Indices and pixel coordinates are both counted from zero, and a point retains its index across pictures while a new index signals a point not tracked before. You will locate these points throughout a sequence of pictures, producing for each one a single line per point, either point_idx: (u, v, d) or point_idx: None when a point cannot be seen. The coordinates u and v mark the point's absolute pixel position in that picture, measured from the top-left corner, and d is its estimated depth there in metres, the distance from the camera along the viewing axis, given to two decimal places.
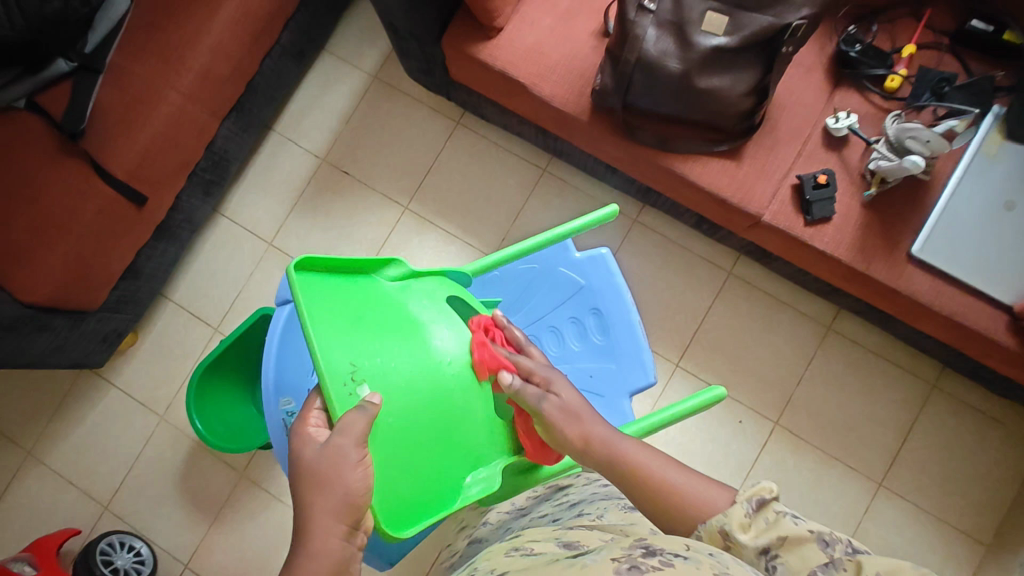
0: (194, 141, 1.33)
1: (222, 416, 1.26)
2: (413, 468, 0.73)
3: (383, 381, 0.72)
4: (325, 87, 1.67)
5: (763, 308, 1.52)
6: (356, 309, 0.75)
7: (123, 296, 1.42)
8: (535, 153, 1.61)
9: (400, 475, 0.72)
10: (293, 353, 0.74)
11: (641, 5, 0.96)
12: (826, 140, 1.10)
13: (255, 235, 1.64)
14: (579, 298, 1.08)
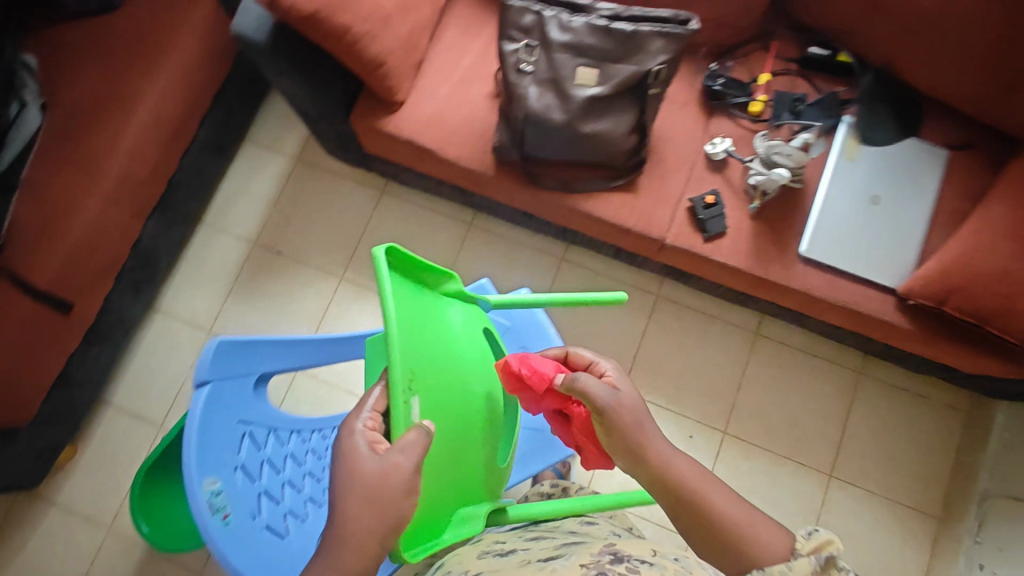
0: (118, 242, 1.35)
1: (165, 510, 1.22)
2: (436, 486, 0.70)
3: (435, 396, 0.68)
4: (250, 174, 1.73)
5: (694, 324, 1.59)
6: (424, 322, 0.70)
7: (56, 408, 1.38)
8: (460, 209, 1.69)
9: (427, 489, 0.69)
10: (214, 435, 0.74)
11: (520, 68, 1.07)
12: (709, 164, 1.21)
13: (192, 326, 1.63)
14: (506, 339, 1.13)
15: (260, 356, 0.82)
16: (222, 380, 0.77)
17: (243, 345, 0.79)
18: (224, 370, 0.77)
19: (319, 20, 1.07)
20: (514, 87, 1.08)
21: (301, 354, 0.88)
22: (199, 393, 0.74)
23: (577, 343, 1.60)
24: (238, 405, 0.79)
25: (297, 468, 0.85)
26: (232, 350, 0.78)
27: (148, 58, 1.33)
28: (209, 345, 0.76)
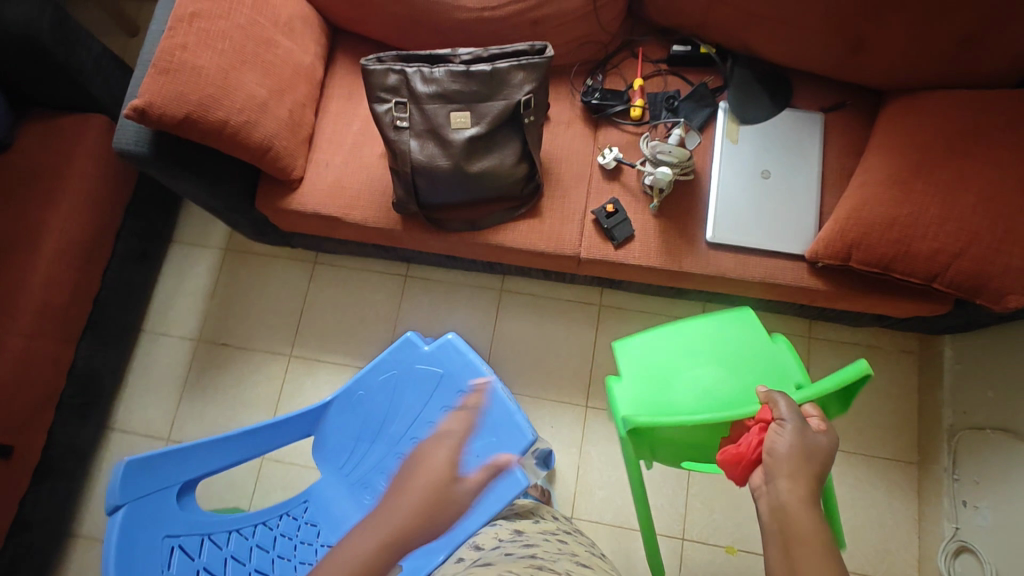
0: (52, 373, 1.35)
1: None
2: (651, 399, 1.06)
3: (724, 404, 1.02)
4: (182, 274, 1.73)
5: (642, 325, 1.61)
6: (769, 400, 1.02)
7: (18, 554, 1.35)
8: (393, 263, 1.70)
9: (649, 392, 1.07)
10: (139, 557, 0.75)
11: (396, 126, 1.10)
12: (604, 174, 1.25)
13: (149, 436, 1.61)
14: (444, 387, 1.11)
15: (176, 466, 0.82)
16: (137, 499, 0.78)
17: (154, 459, 0.80)
18: (139, 489, 0.79)
19: (194, 120, 1.10)
20: (395, 144, 1.11)
21: (225, 453, 0.88)
22: (115, 517, 0.76)
23: (532, 369, 1.60)
24: (162, 520, 0.79)
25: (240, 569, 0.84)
26: (143, 467, 0.79)
27: (50, 188, 1.36)
28: (118, 468, 0.77)
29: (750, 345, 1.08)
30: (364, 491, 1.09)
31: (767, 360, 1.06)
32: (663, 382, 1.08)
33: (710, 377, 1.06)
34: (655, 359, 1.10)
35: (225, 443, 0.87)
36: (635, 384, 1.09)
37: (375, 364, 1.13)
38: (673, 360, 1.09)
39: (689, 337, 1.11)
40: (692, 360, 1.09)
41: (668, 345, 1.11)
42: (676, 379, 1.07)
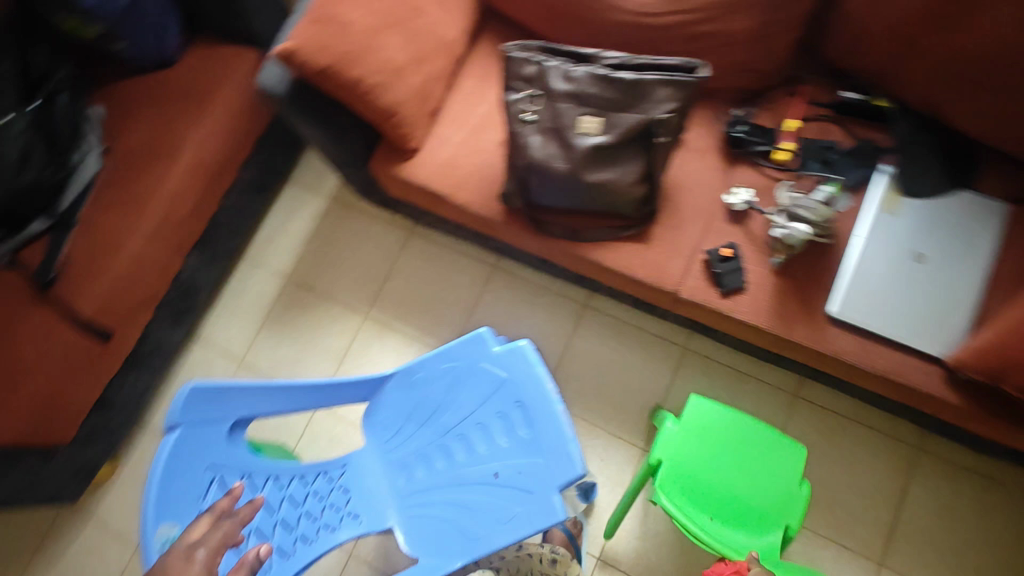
0: (159, 276, 1.45)
1: None
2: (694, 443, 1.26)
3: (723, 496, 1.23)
4: (290, 213, 1.82)
5: (725, 381, 1.48)
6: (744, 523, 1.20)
7: (95, 429, 1.47)
8: (484, 252, 1.68)
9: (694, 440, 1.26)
10: (184, 479, 0.77)
11: (522, 118, 1.06)
12: (728, 215, 1.14)
13: (226, 355, 1.71)
14: (503, 393, 1.08)
15: (236, 402, 0.83)
16: (194, 426, 0.78)
17: (217, 392, 0.80)
18: (199, 416, 0.79)
19: (333, 73, 1.12)
20: (517, 136, 1.07)
21: (281, 399, 0.88)
22: (170, 438, 0.76)
23: (595, 394, 1.52)
24: (210, 452, 0.80)
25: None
26: (205, 396, 0.79)
27: (196, 107, 1.44)
28: (183, 389, 0.77)
29: (782, 473, 1.24)
30: (400, 473, 1.08)
31: (787, 496, 1.23)
32: (703, 450, 1.26)
33: (736, 469, 1.24)
34: (708, 427, 1.27)
35: (284, 391, 0.87)
36: (681, 433, 1.27)
37: (442, 350, 1.10)
38: (720, 435, 1.26)
39: (742, 430, 1.26)
40: (733, 448, 1.26)
41: (724, 424, 1.26)
42: (711, 454, 1.25)
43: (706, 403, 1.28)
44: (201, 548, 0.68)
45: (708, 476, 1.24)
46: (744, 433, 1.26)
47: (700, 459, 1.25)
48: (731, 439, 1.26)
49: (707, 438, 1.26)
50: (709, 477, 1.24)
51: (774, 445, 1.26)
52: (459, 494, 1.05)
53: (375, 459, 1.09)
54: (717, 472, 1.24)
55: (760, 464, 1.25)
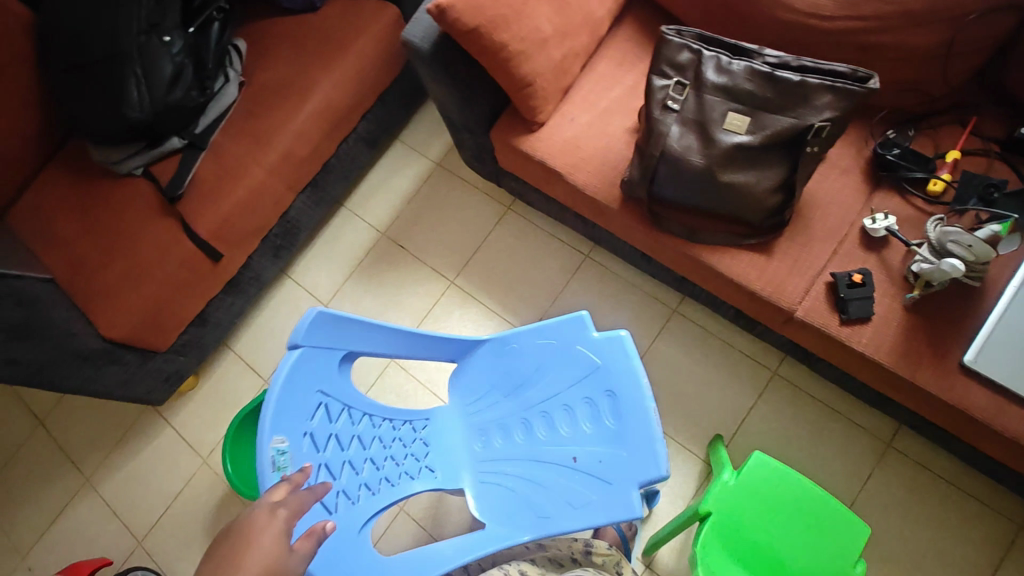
0: (272, 209, 1.51)
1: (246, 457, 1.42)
2: (747, 500, 1.17)
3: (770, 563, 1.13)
4: (393, 171, 1.85)
5: (812, 414, 1.41)
6: None
7: (189, 340, 1.55)
8: (579, 239, 1.66)
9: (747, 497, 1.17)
10: (299, 398, 0.78)
11: (665, 105, 1.03)
12: (864, 240, 1.07)
13: (313, 296, 1.77)
14: (594, 379, 1.06)
15: (349, 334, 0.85)
16: (314, 349, 0.80)
17: (337, 322, 0.82)
18: (319, 342, 0.81)
19: (480, 35, 1.11)
20: (656, 123, 1.04)
21: (384, 339, 0.90)
22: (291, 356, 0.78)
23: (670, 401, 1.48)
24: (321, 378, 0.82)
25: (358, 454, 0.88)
26: (327, 323, 0.81)
27: (332, 53, 1.48)
28: (309, 312, 0.79)
29: (839, 551, 1.12)
30: (477, 438, 1.08)
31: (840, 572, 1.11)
32: (756, 508, 1.16)
33: (788, 536, 1.14)
34: (765, 487, 1.17)
35: (389, 331, 0.90)
36: (736, 486, 1.18)
37: (540, 326, 1.10)
38: (778, 498, 1.16)
39: (802, 497, 1.16)
40: (789, 515, 1.15)
41: (785, 486, 1.16)
42: (765, 514, 1.16)
43: (768, 460, 1.19)
44: (283, 508, 0.65)
45: (756, 538, 1.15)
46: (805, 498, 1.15)
47: (751, 516, 1.16)
48: (788, 503, 1.16)
49: (762, 497, 1.16)
50: (757, 538, 1.15)
51: (837, 520, 1.14)
52: (534, 470, 1.04)
53: (456, 420, 1.10)
54: (768, 534, 1.14)
55: (816, 535, 1.13)
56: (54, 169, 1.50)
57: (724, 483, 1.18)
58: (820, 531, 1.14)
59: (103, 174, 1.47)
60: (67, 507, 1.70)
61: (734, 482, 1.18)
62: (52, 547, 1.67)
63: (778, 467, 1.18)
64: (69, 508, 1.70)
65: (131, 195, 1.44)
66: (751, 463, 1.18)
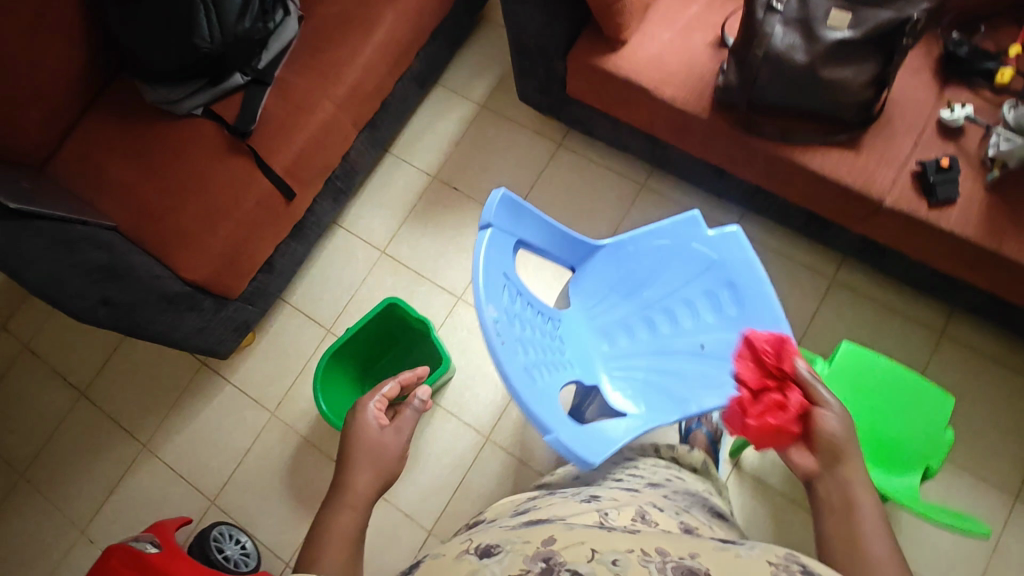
0: (339, 147, 1.48)
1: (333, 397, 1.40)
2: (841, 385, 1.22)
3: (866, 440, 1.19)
4: (437, 115, 1.84)
5: (870, 314, 1.52)
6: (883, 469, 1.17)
7: (258, 288, 1.51)
8: (635, 169, 1.70)
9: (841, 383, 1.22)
10: (496, 275, 0.80)
11: (768, 7, 1.08)
12: (942, 130, 1.17)
13: (369, 243, 1.75)
14: (712, 273, 1.12)
15: (519, 219, 0.87)
16: (499, 230, 0.82)
17: (513, 206, 0.84)
18: (502, 225, 0.82)
19: None
20: (760, 25, 1.09)
21: (539, 230, 0.93)
22: (484, 236, 0.79)
23: None
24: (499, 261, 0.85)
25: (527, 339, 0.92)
26: (507, 205, 0.83)
27: None
28: (494, 193, 0.80)
29: (929, 421, 1.20)
30: (603, 338, 1.13)
31: (930, 439, 1.19)
32: (851, 393, 1.22)
33: (882, 413, 1.20)
34: (858, 373, 1.22)
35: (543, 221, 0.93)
36: (831, 376, 1.23)
37: (655, 228, 1.15)
38: (869, 382, 1.22)
39: (892, 379, 1.21)
40: (881, 395, 1.21)
41: (876, 370, 1.22)
42: (860, 397, 1.21)
43: (858, 349, 1.24)
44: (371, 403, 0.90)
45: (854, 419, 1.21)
46: (896, 378, 1.21)
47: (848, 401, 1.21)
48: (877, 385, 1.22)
49: (856, 381, 1.22)
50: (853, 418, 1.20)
51: (925, 393, 1.21)
52: (663, 362, 1.09)
53: (581, 323, 1.13)
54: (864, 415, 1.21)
55: (907, 410, 1.20)
56: (98, 114, 1.42)
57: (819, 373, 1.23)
58: (908, 404, 1.21)
59: (154, 115, 1.39)
60: (126, 475, 1.63)
61: (828, 372, 1.23)
62: (113, 517, 1.60)
63: (867, 354, 1.23)
64: (127, 476, 1.63)
65: (189, 134, 1.36)
66: (841, 351, 1.23)
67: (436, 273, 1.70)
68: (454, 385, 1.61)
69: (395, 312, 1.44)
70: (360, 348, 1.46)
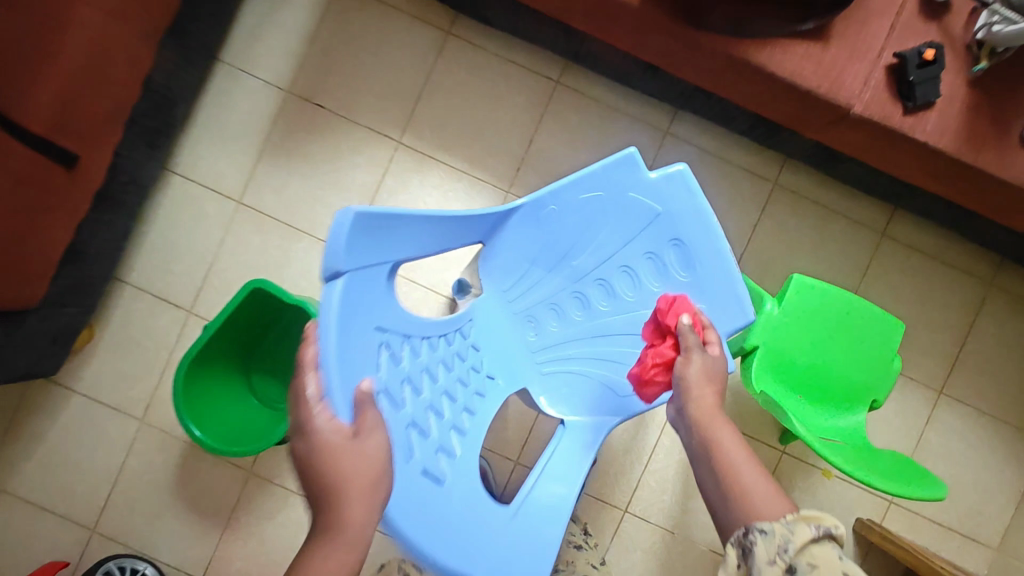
0: (128, 75, 1.02)
1: (201, 412, 1.13)
2: (789, 327, 1.09)
3: (810, 381, 1.10)
4: (276, 1, 1.35)
5: (814, 219, 1.36)
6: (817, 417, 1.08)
7: (68, 285, 1.14)
8: (545, 63, 1.35)
9: (790, 324, 1.09)
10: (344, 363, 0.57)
11: None
12: (925, 6, 0.93)
13: (217, 193, 1.35)
14: (655, 229, 0.88)
15: (384, 237, 0.64)
16: (353, 270, 0.60)
17: (370, 229, 0.61)
18: (354, 260, 0.60)
19: None
20: None
21: (417, 236, 0.70)
22: (333, 288, 0.58)
23: None
24: (364, 306, 0.63)
25: (416, 399, 0.71)
26: (360, 229, 0.60)
27: None
28: (338, 222, 0.57)
29: (878, 351, 1.10)
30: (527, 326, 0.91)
31: (877, 371, 1.10)
32: (799, 331, 1.09)
33: (831, 351, 1.10)
34: (809, 310, 1.09)
35: (423, 224, 0.69)
36: (780, 316, 1.08)
37: (581, 176, 0.87)
38: (818, 318, 1.09)
39: (844, 312, 1.09)
40: (829, 330, 1.10)
41: (827, 302, 1.09)
42: (808, 335, 1.09)
43: (811, 281, 1.09)
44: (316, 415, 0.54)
45: (802, 360, 1.10)
46: (847, 310, 1.09)
47: (797, 340, 1.09)
48: (826, 321, 1.09)
49: (807, 318, 1.09)
50: (803, 359, 1.09)
51: (873, 321, 1.10)
52: (601, 347, 0.90)
53: (498, 312, 0.90)
54: (813, 354, 1.09)
55: (856, 344, 1.10)
56: None
57: (769, 316, 1.08)
58: (858, 336, 1.10)
59: None
60: None
61: (778, 312, 1.09)
62: None
63: (819, 286, 1.09)
64: None
65: None
66: (792, 286, 1.08)
67: (313, 222, 1.35)
68: None
69: (264, 297, 1.14)
70: (230, 342, 1.18)
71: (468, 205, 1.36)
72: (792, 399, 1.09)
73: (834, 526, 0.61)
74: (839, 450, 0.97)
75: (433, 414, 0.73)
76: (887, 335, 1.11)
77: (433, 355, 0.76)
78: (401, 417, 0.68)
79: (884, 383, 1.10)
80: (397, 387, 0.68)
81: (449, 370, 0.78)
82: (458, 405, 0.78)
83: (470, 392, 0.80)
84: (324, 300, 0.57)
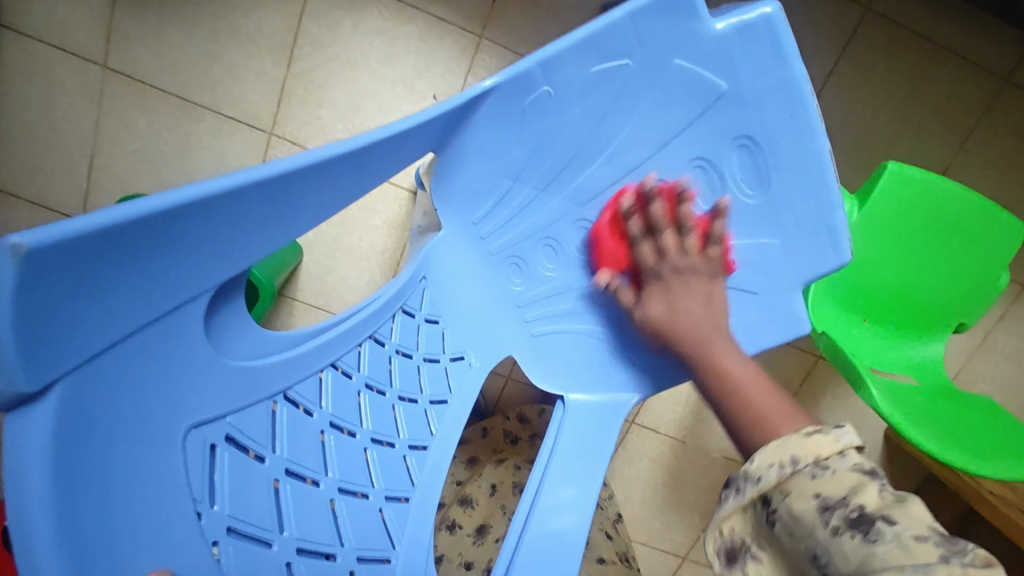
0: None
1: None
2: (864, 235, 0.82)
3: (873, 303, 0.86)
4: None
5: (911, 62, 0.97)
6: (876, 349, 0.87)
7: None
8: None
9: (865, 231, 0.81)
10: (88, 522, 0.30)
11: None
12: None
13: (70, 54, 0.93)
14: (710, 121, 0.58)
15: (155, 265, 0.34)
16: (79, 362, 0.31)
17: (99, 266, 0.31)
18: (75, 346, 0.31)
19: None
20: None
21: (250, 234, 0.40)
22: (35, 414, 0.29)
23: None
24: (140, 407, 0.36)
25: (302, 489, 0.46)
26: (65, 277, 0.29)
27: None
28: None
29: (976, 263, 0.83)
30: (511, 272, 0.64)
31: (966, 290, 0.85)
32: (874, 240, 0.82)
33: (911, 264, 0.84)
34: (894, 210, 0.80)
35: (255, 209, 0.39)
36: (853, 221, 0.80)
37: (598, 32, 0.52)
38: (903, 220, 0.81)
39: (936, 213, 0.81)
40: (914, 236, 0.82)
41: (917, 200, 0.80)
42: (885, 245, 0.82)
43: (908, 170, 0.78)
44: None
45: (870, 277, 0.85)
46: (942, 208, 0.81)
47: (870, 251, 0.83)
48: (911, 227, 0.82)
49: (888, 222, 0.81)
50: (872, 276, 0.84)
51: (977, 224, 0.82)
52: (615, 296, 0.65)
53: (464, 258, 0.63)
54: (887, 269, 0.84)
55: (945, 257, 0.83)
56: None
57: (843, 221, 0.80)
58: (951, 244, 0.83)
59: None
60: None
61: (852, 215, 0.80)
62: None
63: (915, 175, 0.78)
64: None
65: None
66: (880, 180, 0.78)
67: (213, 93, 0.96)
68: (308, 264, 1.01)
69: None
70: None
71: (427, 59, 0.96)
72: (852, 327, 0.86)
73: (823, 448, 0.40)
74: (906, 401, 0.78)
75: (352, 492, 0.50)
76: (992, 242, 0.82)
77: (348, 385, 0.53)
78: (288, 538, 0.44)
79: (974, 304, 0.85)
80: (271, 487, 0.44)
81: (382, 397, 0.55)
82: (400, 450, 0.55)
83: (421, 413, 0.58)
84: (9, 452, 0.28)
